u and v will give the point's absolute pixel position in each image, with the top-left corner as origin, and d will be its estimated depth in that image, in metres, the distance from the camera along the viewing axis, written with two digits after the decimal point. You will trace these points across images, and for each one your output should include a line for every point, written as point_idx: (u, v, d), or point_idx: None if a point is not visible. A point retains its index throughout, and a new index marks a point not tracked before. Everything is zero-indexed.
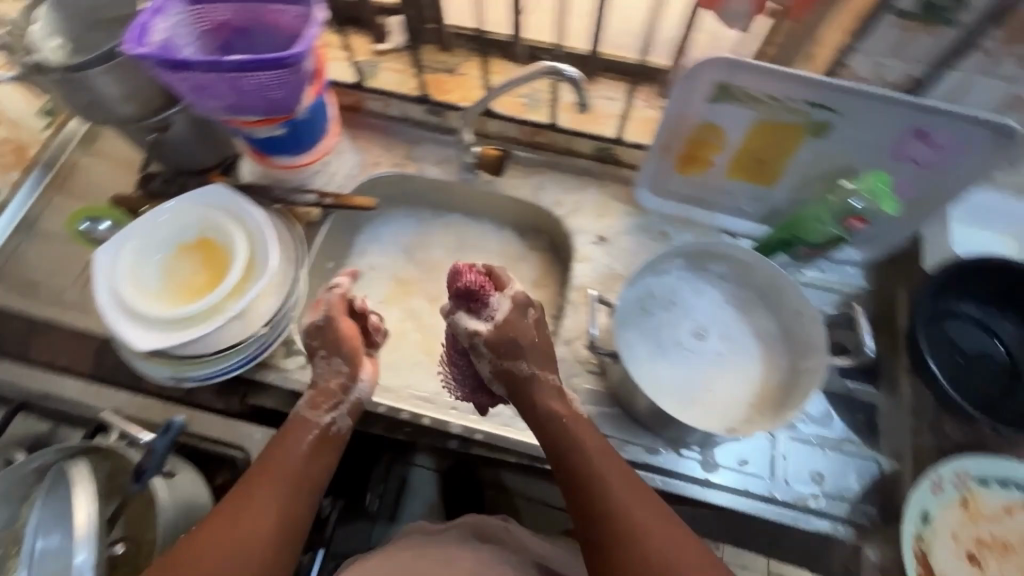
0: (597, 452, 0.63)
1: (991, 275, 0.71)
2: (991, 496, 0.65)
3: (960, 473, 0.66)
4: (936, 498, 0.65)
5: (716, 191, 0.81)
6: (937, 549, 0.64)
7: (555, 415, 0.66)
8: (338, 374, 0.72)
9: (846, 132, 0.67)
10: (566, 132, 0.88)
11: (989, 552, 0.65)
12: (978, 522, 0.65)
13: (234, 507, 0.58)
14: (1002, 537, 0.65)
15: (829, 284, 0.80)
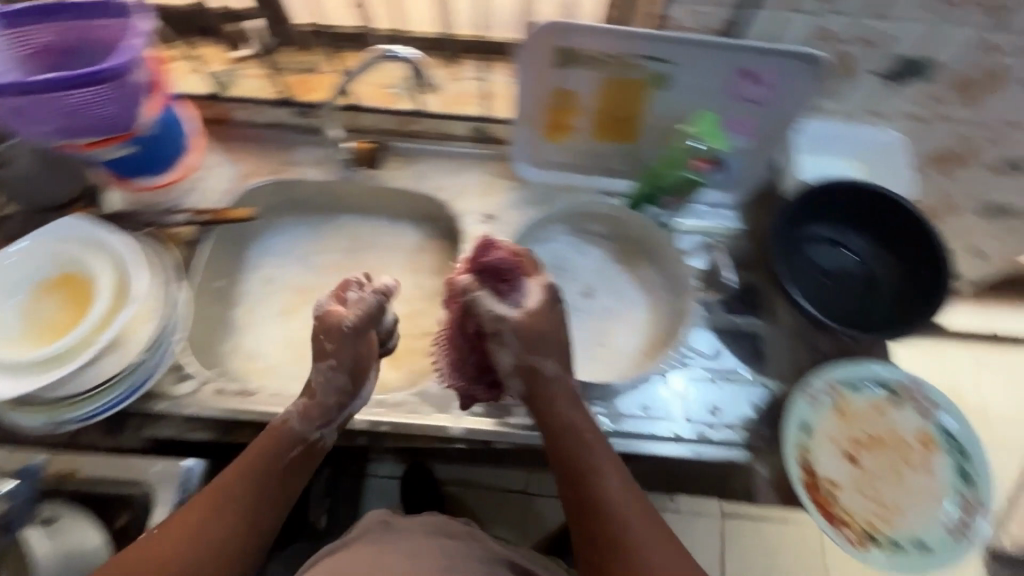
0: (606, 466, 0.61)
1: (838, 198, 0.77)
2: (857, 398, 0.71)
3: (828, 381, 0.71)
4: (812, 408, 0.70)
5: (587, 154, 0.83)
6: (815, 453, 0.68)
7: (566, 420, 0.64)
8: (338, 388, 0.68)
9: (684, 82, 0.71)
10: (437, 117, 0.88)
11: (865, 451, 0.69)
12: (851, 424, 0.70)
13: (189, 531, 0.58)
14: (875, 435, 0.70)
15: (705, 230, 0.83)
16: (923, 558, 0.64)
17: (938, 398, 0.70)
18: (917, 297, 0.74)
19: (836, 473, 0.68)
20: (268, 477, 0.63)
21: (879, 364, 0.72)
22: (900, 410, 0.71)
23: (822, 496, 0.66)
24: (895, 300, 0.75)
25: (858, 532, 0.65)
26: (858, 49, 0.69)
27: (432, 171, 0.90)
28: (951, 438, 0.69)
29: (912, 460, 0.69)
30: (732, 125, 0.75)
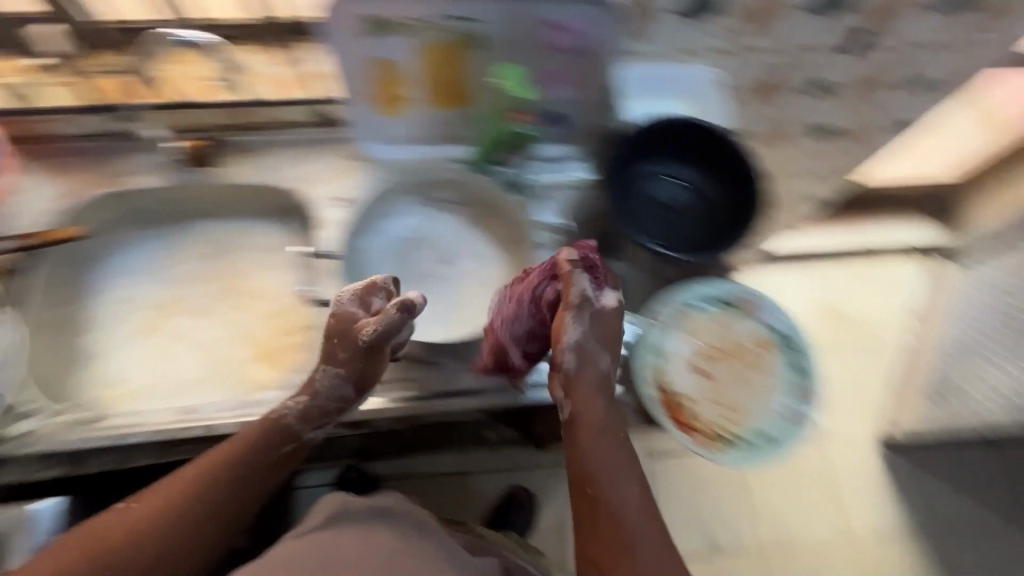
0: (618, 463, 0.61)
1: (666, 134, 0.81)
2: (701, 317, 0.79)
3: (675, 305, 0.79)
4: (661, 330, 0.78)
5: (428, 124, 0.81)
6: (667, 372, 0.78)
7: (587, 416, 0.64)
8: (338, 397, 0.70)
9: (495, 39, 0.73)
10: (269, 104, 0.86)
11: (710, 363, 0.79)
12: (697, 341, 0.79)
13: (163, 506, 0.61)
14: (720, 347, 0.79)
15: (557, 185, 0.82)
16: (761, 443, 0.77)
17: (770, 304, 0.80)
18: (738, 206, 0.80)
19: (686, 387, 0.77)
20: (252, 463, 0.65)
21: (719, 283, 0.79)
22: (740, 320, 0.80)
23: (673, 408, 0.76)
24: (722, 215, 0.82)
25: (706, 434, 0.77)
26: None
27: (277, 161, 0.88)
28: (782, 337, 0.80)
29: (751, 362, 0.79)
30: (550, 83, 0.79)
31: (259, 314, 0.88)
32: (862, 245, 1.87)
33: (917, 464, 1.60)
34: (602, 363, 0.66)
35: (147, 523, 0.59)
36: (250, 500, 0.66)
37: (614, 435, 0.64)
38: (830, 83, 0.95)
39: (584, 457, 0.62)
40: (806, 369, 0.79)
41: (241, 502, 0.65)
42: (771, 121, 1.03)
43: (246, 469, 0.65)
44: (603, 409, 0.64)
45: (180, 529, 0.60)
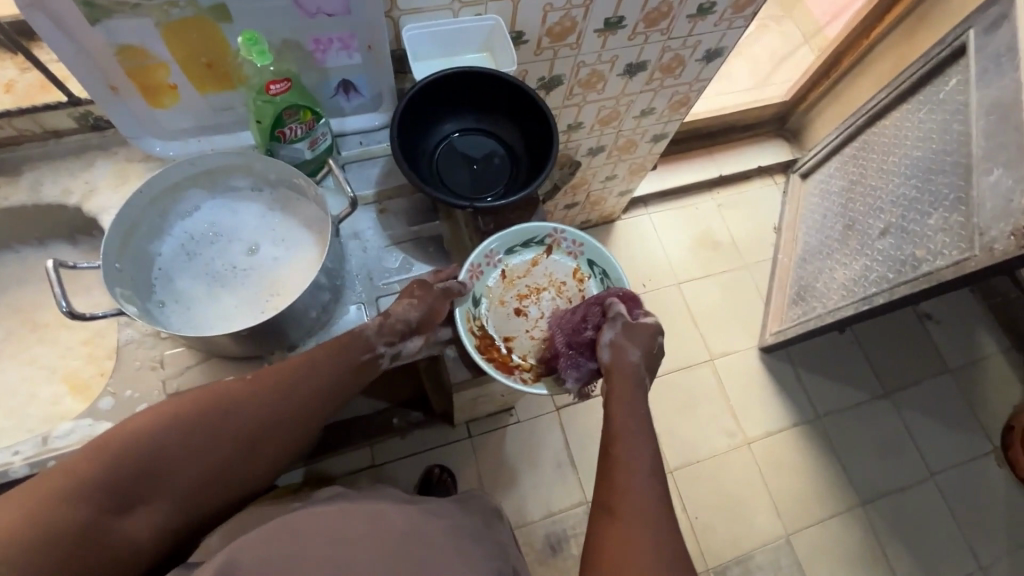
0: (641, 436, 0.68)
1: (462, 90, 0.82)
2: (515, 261, 0.88)
3: (491, 252, 0.86)
4: (480, 282, 0.86)
5: (210, 112, 0.79)
6: (490, 316, 0.86)
7: (620, 394, 0.73)
8: (405, 322, 0.74)
9: (245, 10, 0.68)
10: (22, 115, 0.76)
11: (530, 301, 0.89)
12: (514, 284, 0.88)
13: (276, 380, 0.65)
14: (537, 287, 0.89)
15: (370, 154, 0.88)
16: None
17: (579, 237, 0.89)
18: (541, 145, 0.83)
19: (511, 328, 0.87)
20: (339, 368, 0.69)
21: (532, 226, 0.87)
22: (553, 258, 0.91)
23: (501, 349, 0.85)
24: (532, 156, 0.85)
25: (535, 369, 0.85)
26: None
27: (48, 176, 0.79)
28: (594, 266, 0.91)
29: (568, 296, 0.90)
30: (325, 51, 0.77)
31: (67, 345, 0.81)
32: (718, 173, 2.02)
33: (783, 362, 1.82)
34: (632, 356, 0.77)
35: (255, 392, 0.63)
36: (333, 399, 0.69)
37: (637, 412, 0.72)
38: (622, 21, 0.99)
39: (616, 425, 0.70)
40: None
41: (327, 402, 0.69)
42: (580, 66, 1.07)
43: (333, 368, 0.69)
44: (634, 394, 0.73)
45: (271, 407, 0.64)
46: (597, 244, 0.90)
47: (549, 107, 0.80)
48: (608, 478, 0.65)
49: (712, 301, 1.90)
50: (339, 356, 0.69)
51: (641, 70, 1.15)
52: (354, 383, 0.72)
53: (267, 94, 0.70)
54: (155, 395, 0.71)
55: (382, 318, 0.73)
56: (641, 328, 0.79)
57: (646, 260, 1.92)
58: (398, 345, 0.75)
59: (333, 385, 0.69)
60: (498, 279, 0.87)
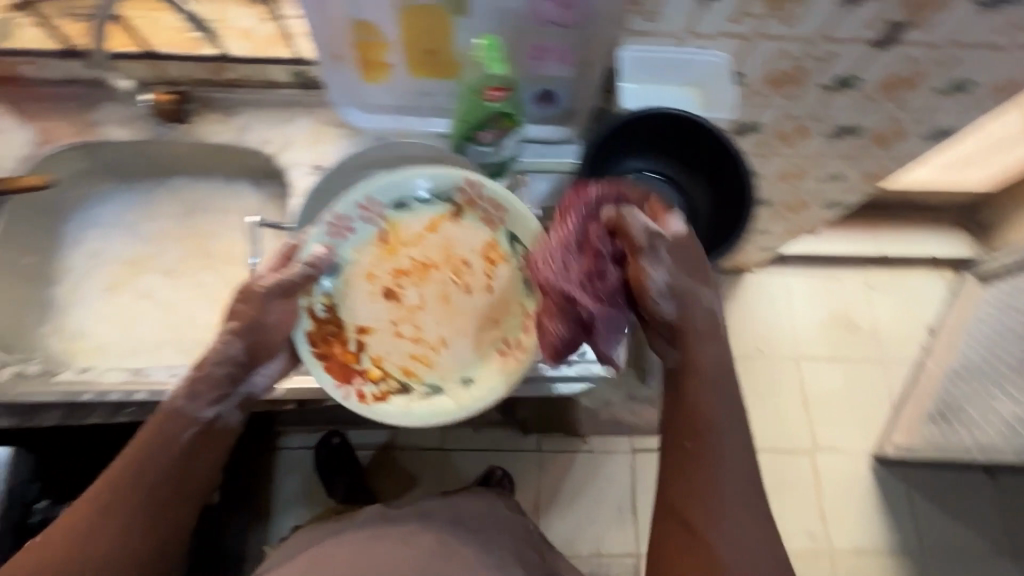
0: (736, 446, 0.61)
1: (671, 134, 0.73)
2: (405, 219, 0.70)
3: (366, 203, 0.69)
4: (350, 241, 0.69)
5: (411, 94, 0.80)
6: (349, 295, 0.70)
7: (706, 388, 0.62)
8: (233, 360, 0.66)
9: (483, 6, 0.66)
10: (250, 62, 0.80)
11: (409, 281, 0.71)
12: (395, 256, 0.71)
13: (102, 494, 0.59)
14: (424, 262, 0.71)
15: (548, 167, 0.83)
16: (458, 395, 0.68)
17: (499, 196, 0.68)
18: (729, 223, 0.73)
19: (371, 317, 0.71)
20: (171, 459, 0.62)
21: (435, 172, 0.68)
22: (461, 223, 0.71)
23: (348, 344, 0.69)
24: (714, 228, 0.76)
25: (388, 382, 0.69)
26: None
27: (255, 122, 0.83)
28: (517, 244, 0.69)
29: (467, 282, 0.71)
30: (540, 58, 0.74)
31: (233, 279, 0.87)
32: (877, 251, 1.79)
33: (896, 479, 1.61)
34: (700, 297, 0.65)
35: (96, 512, 0.59)
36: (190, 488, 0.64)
37: (732, 410, 0.62)
38: (858, 80, 0.86)
39: (708, 441, 0.61)
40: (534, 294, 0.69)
41: (183, 496, 0.63)
42: (788, 117, 0.96)
43: (165, 457, 0.62)
44: (722, 389, 0.63)
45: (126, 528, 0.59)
46: (521, 212, 0.68)
47: (756, 198, 0.70)
48: (699, 502, 0.60)
49: (832, 387, 1.71)
50: (165, 445, 0.62)
51: (851, 134, 1.01)
52: (202, 461, 0.65)
53: (482, 98, 0.66)
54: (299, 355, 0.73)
55: (188, 375, 0.65)
56: (686, 245, 0.63)
57: (771, 323, 1.76)
58: (224, 398, 0.67)
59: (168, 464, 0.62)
60: (376, 244, 0.70)
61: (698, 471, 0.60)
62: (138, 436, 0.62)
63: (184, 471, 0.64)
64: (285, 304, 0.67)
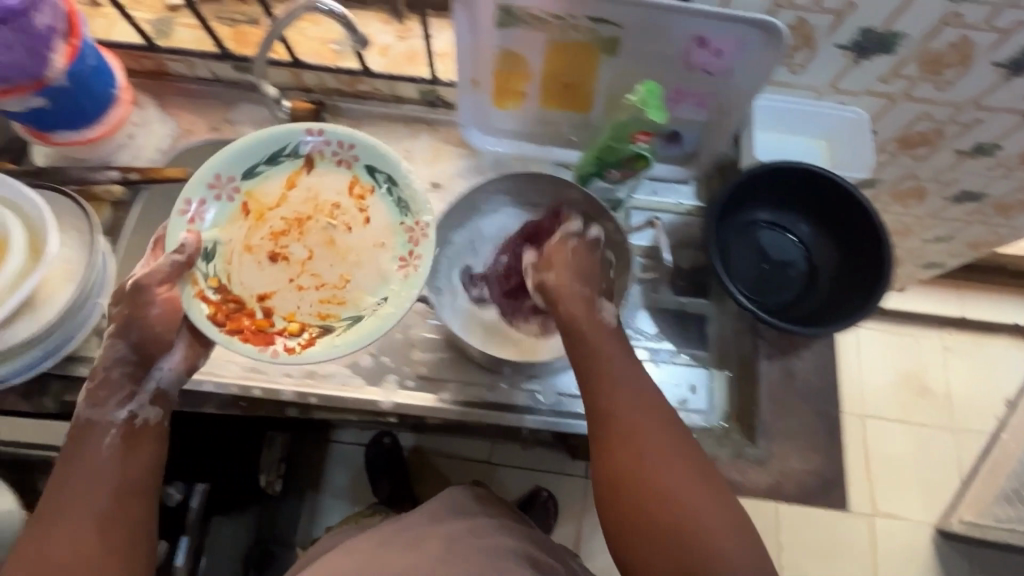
0: (638, 392, 0.60)
1: (804, 186, 0.72)
2: (260, 185, 0.74)
3: (216, 183, 0.72)
4: (217, 220, 0.72)
5: (537, 123, 0.80)
6: (232, 270, 0.71)
7: (603, 344, 0.62)
8: (121, 363, 0.65)
9: (636, 48, 0.66)
10: (384, 78, 0.83)
11: (289, 239, 0.74)
12: (265, 220, 0.74)
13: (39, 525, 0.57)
14: (297, 216, 0.75)
15: (661, 206, 0.84)
16: (377, 313, 0.70)
17: (342, 137, 0.74)
18: (860, 286, 0.70)
19: (264, 282, 0.72)
20: (99, 462, 0.60)
21: (275, 133, 0.72)
22: (317, 172, 0.76)
23: (256, 313, 0.70)
24: (840, 290, 0.73)
25: (308, 331, 0.70)
26: (818, 18, 0.64)
27: (380, 134, 0.86)
28: (376, 173, 0.75)
29: (343, 223, 0.75)
30: (678, 101, 0.73)
31: None
32: (959, 312, 1.73)
33: (958, 555, 1.52)
34: (567, 277, 0.65)
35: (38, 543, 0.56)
36: (130, 478, 0.60)
37: (623, 366, 0.62)
38: (996, 150, 0.83)
39: (612, 388, 0.60)
40: (419, 210, 0.72)
41: (123, 487, 0.60)
42: (908, 177, 0.93)
43: (100, 461, 0.60)
44: (609, 349, 0.62)
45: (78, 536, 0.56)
46: (368, 145, 0.73)
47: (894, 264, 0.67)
48: (619, 440, 0.58)
49: (897, 450, 1.62)
50: (88, 455, 0.60)
51: (972, 199, 0.97)
52: (137, 453, 0.62)
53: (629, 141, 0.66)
54: (405, 370, 0.74)
55: (88, 387, 0.63)
56: (572, 237, 0.68)
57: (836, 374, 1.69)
58: (134, 395, 0.64)
59: (93, 476, 0.59)
60: (241, 214, 0.73)
61: (615, 428, 0.59)
62: (67, 458, 0.60)
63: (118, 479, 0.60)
64: (164, 293, 0.65)
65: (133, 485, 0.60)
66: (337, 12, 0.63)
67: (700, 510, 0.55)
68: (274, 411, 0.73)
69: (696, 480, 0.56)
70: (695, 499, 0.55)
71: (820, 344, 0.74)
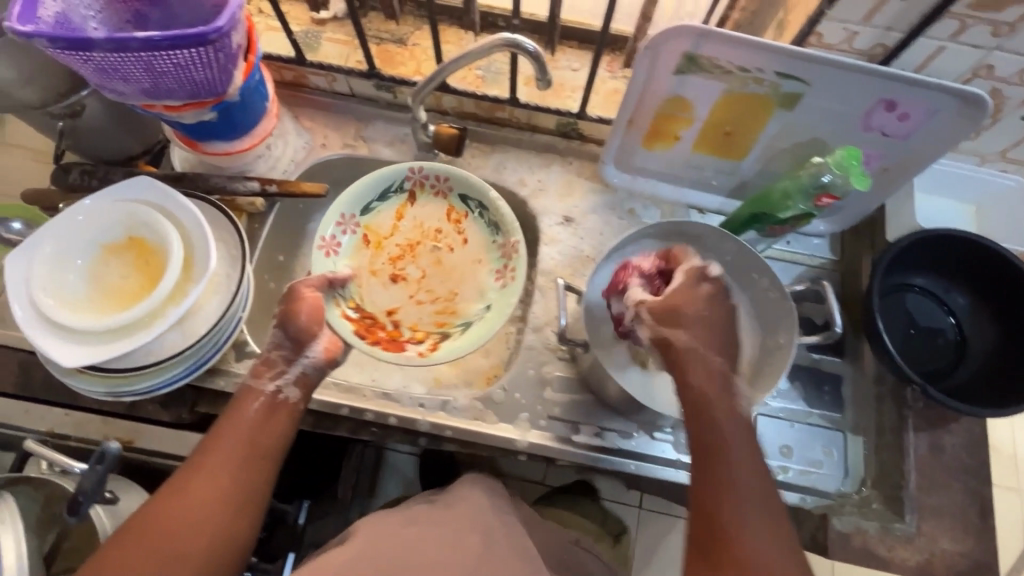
0: (748, 455, 0.53)
1: (960, 252, 0.71)
2: (375, 219, 0.82)
3: (342, 219, 0.79)
4: (342, 253, 0.79)
5: (683, 165, 0.78)
6: (361, 290, 0.79)
7: (715, 397, 0.55)
8: (280, 345, 0.61)
9: (815, 104, 0.65)
10: (527, 108, 0.82)
11: (405, 262, 0.83)
12: (383, 248, 0.82)
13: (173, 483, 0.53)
14: (408, 243, 0.83)
15: (795, 257, 0.81)
16: (484, 318, 0.77)
17: (441, 171, 0.80)
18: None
19: (388, 300, 0.80)
20: (244, 430, 0.57)
21: (383, 173, 0.79)
22: (419, 204, 0.83)
23: (387, 326, 0.78)
24: (995, 367, 0.70)
25: (431, 337, 0.77)
26: (1016, 90, 0.62)
27: (512, 162, 0.84)
28: (470, 201, 0.81)
29: (445, 245, 0.83)
30: None
31: None
32: None
33: None
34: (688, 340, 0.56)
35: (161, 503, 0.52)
36: (268, 452, 0.57)
37: (736, 425, 0.54)
38: None
39: (719, 438, 0.53)
40: (507, 229, 0.78)
41: (261, 457, 0.56)
42: None
43: (244, 433, 0.57)
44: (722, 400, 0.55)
45: (207, 499, 0.53)
46: (460, 175, 0.79)
47: None
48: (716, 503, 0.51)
49: None
50: (236, 419, 0.57)
51: None
52: (279, 429, 0.58)
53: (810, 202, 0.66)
54: (537, 410, 0.73)
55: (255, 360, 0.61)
56: (701, 280, 0.59)
57: None
58: (284, 372, 0.60)
59: (230, 445, 0.56)
60: (361, 244, 0.81)
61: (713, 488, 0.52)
62: (220, 417, 0.58)
63: (251, 460, 0.56)
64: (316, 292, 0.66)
65: (259, 473, 0.56)
66: (530, 50, 0.61)
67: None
68: (405, 439, 0.72)
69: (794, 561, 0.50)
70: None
71: (966, 418, 0.72)
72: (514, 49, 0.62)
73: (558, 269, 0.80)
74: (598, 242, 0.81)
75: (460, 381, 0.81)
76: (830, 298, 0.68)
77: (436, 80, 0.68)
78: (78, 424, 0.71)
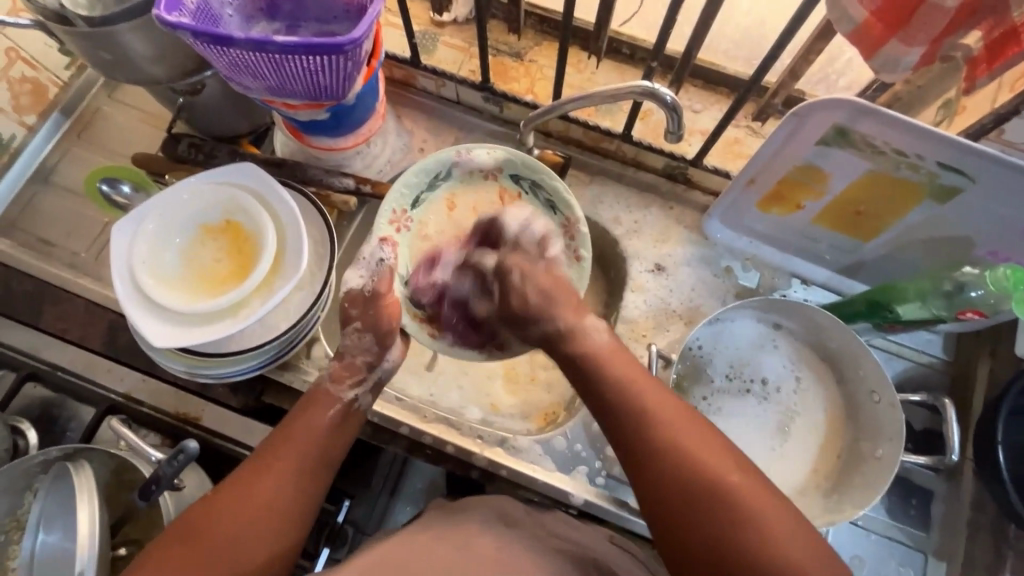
0: (673, 412, 0.50)
1: None
2: (424, 215, 0.76)
3: (393, 213, 0.73)
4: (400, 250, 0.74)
5: (797, 234, 0.72)
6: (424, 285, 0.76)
7: (611, 361, 0.55)
8: (364, 351, 0.64)
9: (976, 203, 0.58)
10: (636, 144, 0.77)
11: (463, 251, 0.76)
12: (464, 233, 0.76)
13: (241, 480, 0.53)
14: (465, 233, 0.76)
15: (904, 350, 0.73)
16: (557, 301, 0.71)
17: (491, 155, 0.74)
18: None
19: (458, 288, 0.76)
20: (314, 436, 0.57)
21: (428, 161, 0.74)
22: (469, 188, 0.77)
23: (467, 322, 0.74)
24: None
25: None
26: None
27: (609, 196, 0.79)
28: (519, 179, 0.76)
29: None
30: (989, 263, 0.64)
31: None
32: None
33: None
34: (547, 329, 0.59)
35: (229, 497, 0.52)
36: (329, 461, 0.57)
37: (654, 391, 0.52)
38: None
39: (630, 407, 0.51)
40: (568, 207, 0.72)
41: (323, 467, 0.57)
42: None
43: (314, 437, 0.57)
44: (615, 364, 0.54)
45: (267, 505, 0.52)
46: (512, 155, 0.74)
47: None
48: (652, 476, 0.49)
49: None
50: (310, 421, 0.58)
51: None
52: (343, 438, 0.59)
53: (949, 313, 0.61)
54: (596, 466, 0.69)
55: (334, 364, 0.63)
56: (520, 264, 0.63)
57: None
58: (362, 380, 0.63)
59: (295, 446, 0.56)
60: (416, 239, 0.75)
61: (641, 458, 0.49)
62: (293, 417, 0.58)
63: (315, 464, 0.56)
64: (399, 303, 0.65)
65: (322, 480, 0.56)
66: (669, 100, 0.57)
67: (773, 522, 0.45)
68: (458, 467, 0.71)
69: (752, 481, 0.47)
70: (774, 525, 0.45)
71: None
72: (649, 98, 0.58)
73: (640, 321, 0.74)
74: (689, 299, 0.75)
75: (517, 412, 0.77)
76: (950, 419, 0.63)
77: (554, 111, 0.65)
78: (153, 391, 0.71)
